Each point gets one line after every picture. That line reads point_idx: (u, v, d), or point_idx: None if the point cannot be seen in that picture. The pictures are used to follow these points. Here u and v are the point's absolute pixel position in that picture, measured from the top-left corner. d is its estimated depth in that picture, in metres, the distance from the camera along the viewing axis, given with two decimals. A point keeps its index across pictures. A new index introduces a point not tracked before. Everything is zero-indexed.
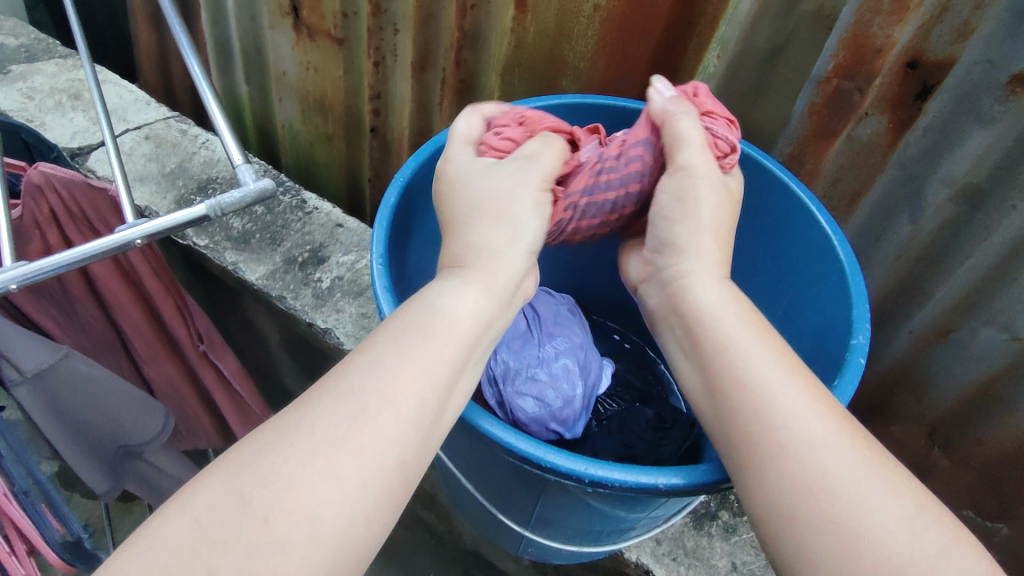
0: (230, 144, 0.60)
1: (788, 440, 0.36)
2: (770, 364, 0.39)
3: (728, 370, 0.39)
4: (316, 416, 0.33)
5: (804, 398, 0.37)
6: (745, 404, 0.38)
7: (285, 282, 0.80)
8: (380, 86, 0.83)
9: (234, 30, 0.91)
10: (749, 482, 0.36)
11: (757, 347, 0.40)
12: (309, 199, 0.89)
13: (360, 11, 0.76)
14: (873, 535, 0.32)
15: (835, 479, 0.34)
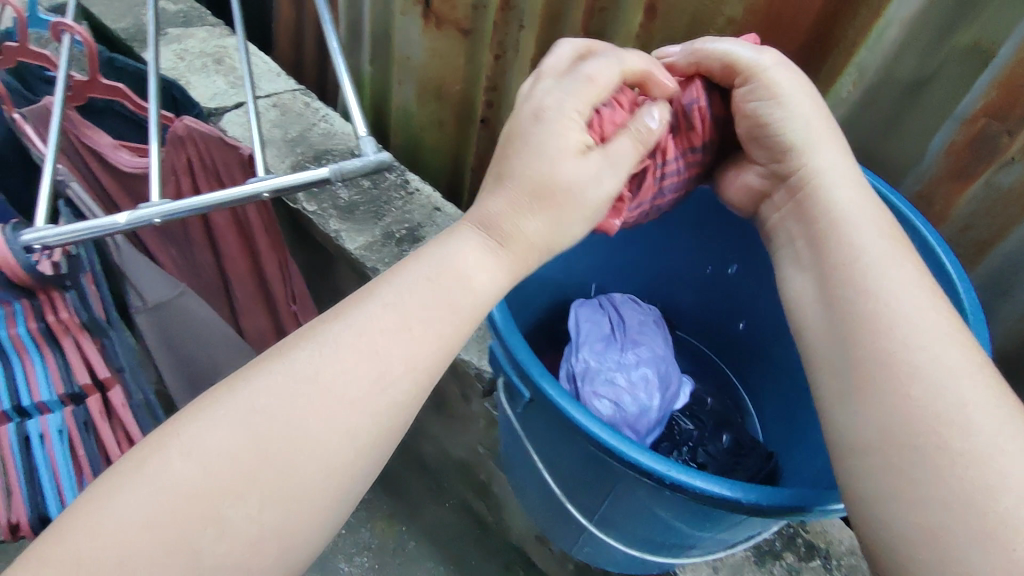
0: (356, 116, 0.63)
1: (917, 359, 0.39)
2: (909, 296, 0.42)
3: (859, 285, 0.43)
4: (293, 377, 0.37)
5: (933, 324, 0.40)
6: (875, 323, 0.41)
7: (382, 255, 0.84)
8: (496, 80, 0.85)
9: (367, 13, 0.96)
10: (868, 395, 0.39)
11: (903, 274, 0.43)
12: (412, 179, 0.93)
13: (489, 5, 0.79)
14: (983, 482, 0.34)
15: (962, 425, 0.36)
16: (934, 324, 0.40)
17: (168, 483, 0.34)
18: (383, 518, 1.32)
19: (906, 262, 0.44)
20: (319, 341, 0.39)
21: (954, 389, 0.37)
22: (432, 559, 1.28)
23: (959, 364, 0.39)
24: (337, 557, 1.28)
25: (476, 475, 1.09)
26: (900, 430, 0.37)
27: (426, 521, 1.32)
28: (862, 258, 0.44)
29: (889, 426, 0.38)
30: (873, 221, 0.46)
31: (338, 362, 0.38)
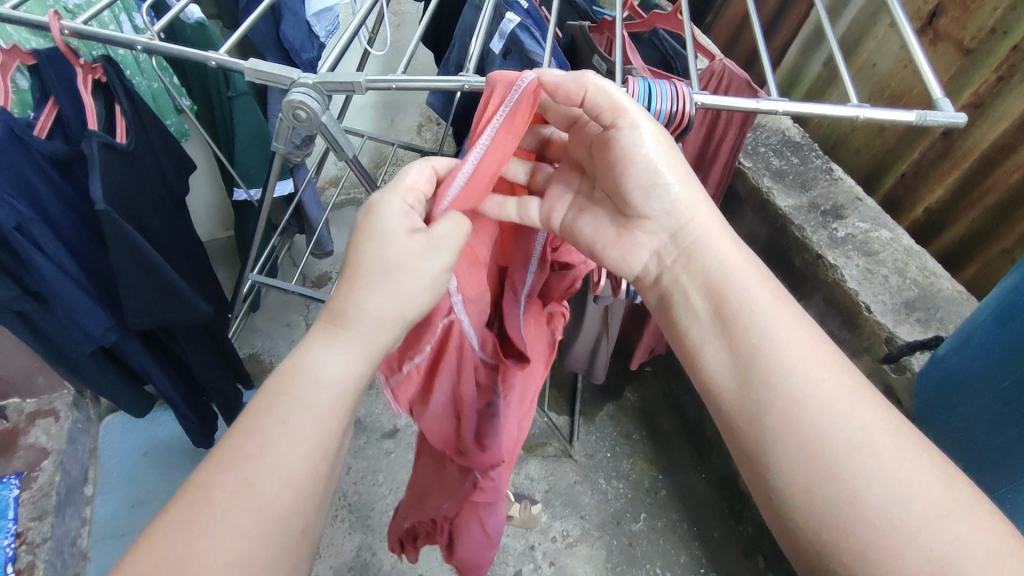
0: (923, 67, 0.70)
1: (850, 465, 0.45)
2: (834, 397, 0.48)
3: (806, 395, 0.49)
4: (188, 531, 0.43)
5: (851, 411, 0.47)
6: (821, 432, 0.47)
7: (807, 219, 0.98)
8: (986, 99, 0.90)
9: (846, 20, 1.10)
10: (803, 502, 0.46)
11: (826, 376, 0.49)
12: (837, 169, 1.06)
13: (1011, 32, 0.86)
14: (869, 482, 0.44)
15: (875, 476, 0.44)
16: (827, 388, 0.49)
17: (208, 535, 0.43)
18: (645, 460, 1.46)
19: (831, 359, 0.51)
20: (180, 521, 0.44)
21: (847, 438, 0.46)
22: (680, 513, 1.38)
23: (854, 410, 0.48)
24: (600, 473, 1.44)
25: None
26: (818, 489, 0.46)
27: (683, 481, 1.42)
28: (787, 360, 0.50)
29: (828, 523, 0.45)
30: (779, 309, 0.53)
31: (237, 492, 0.45)
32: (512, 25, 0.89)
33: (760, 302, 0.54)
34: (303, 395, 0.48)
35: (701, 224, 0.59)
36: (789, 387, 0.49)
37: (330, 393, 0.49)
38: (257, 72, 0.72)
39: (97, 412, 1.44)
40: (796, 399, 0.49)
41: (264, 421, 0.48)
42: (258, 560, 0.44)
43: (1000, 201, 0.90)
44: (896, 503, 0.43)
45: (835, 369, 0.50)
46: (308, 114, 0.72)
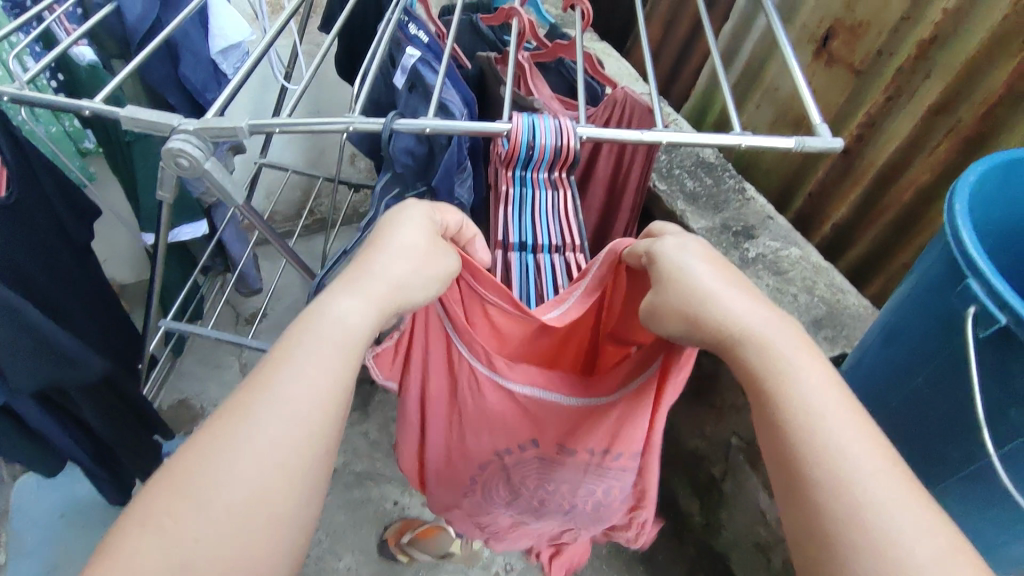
0: (804, 91, 0.71)
1: (843, 467, 0.41)
2: (829, 404, 0.45)
3: (800, 401, 0.45)
4: (201, 473, 0.42)
5: (850, 422, 0.44)
6: (806, 429, 0.43)
7: (720, 240, 0.99)
8: (877, 117, 0.93)
9: (749, 45, 1.13)
10: (802, 498, 0.42)
11: (827, 388, 0.45)
12: (749, 189, 1.08)
13: (895, 54, 0.89)
14: (865, 489, 0.40)
15: (881, 497, 0.40)
16: (836, 411, 0.44)
17: (223, 486, 0.41)
18: None
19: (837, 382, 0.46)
20: (191, 470, 0.42)
21: (836, 429, 0.43)
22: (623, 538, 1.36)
23: (840, 408, 0.44)
24: None
25: (707, 468, 1.19)
26: (829, 502, 0.41)
27: None
28: (797, 372, 0.46)
29: (821, 525, 0.41)
30: (780, 328, 0.49)
31: (263, 444, 0.43)
32: (413, 60, 0.89)
33: (758, 309, 0.50)
34: (309, 348, 0.48)
35: (730, 282, 0.52)
36: (777, 385, 0.46)
37: (340, 331, 0.49)
38: (133, 121, 0.69)
39: (9, 472, 1.36)
40: (787, 397, 0.45)
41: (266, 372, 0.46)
42: (271, 508, 0.42)
43: (897, 218, 0.93)
44: (893, 511, 0.39)
45: (841, 397, 0.45)
46: (189, 161, 0.69)
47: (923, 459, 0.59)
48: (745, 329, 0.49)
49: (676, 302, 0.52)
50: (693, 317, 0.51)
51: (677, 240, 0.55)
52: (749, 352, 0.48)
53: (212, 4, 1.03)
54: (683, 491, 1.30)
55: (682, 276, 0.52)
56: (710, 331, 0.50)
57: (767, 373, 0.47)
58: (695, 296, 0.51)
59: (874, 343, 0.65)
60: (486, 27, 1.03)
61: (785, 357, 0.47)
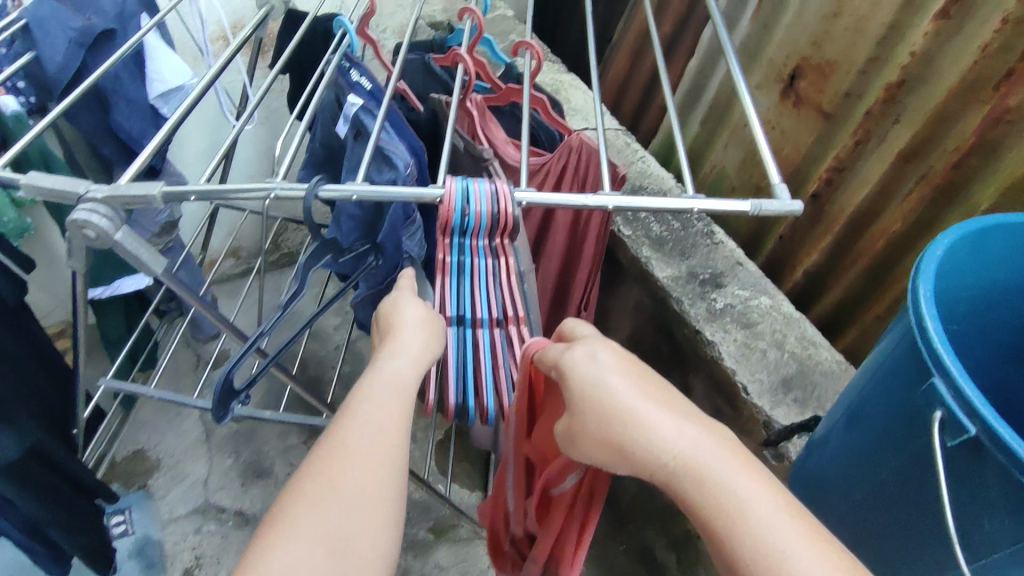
0: (763, 148, 0.67)
1: None
2: (783, 526, 0.40)
3: (749, 533, 0.40)
4: (328, 475, 0.49)
5: (810, 545, 0.39)
6: (763, 566, 0.39)
7: (686, 290, 0.94)
8: (847, 162, 0.89)
9: (716, 82, 1.09)
10: None
11: (775, 508, 0.41)
12: (717, 232, 1.03)
13: (864, 96, 0.86)
14: None
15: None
16: (795, 544, 0.39)
17: (346, 481, 0.49)
18: None
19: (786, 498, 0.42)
20: (313, 476, 0.49)
21: (797, 560, 0.38)
22: None
23: (795, 530, 0.40)
24: None
25: (682, 523, 1.13)
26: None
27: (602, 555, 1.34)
28: (747, 502, 0.41)
29: None
30: (718, 445, 0.45)
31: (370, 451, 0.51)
32: (354, 108, 0.83)
33: (678, 425, 0.45)
34: (381, 385, 0.55)
35: (637, 389, 0.48)
36: (721, 517, 0.41)
37: (398, 374, 0.57)
38: (36, 189, 0.64)
39: None
40: (734, 532, 0.40)
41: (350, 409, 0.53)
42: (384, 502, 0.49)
43: (871, 267, 0.89)
44: None
45: (796, 518, 0.41)
46: (97, 233, 0.64)
47: (891, 557, 0.54)
48: (680, 457, 0.44)
49: (597, 431, 0.48)
50: (618, 446, 0.47)
51: (588, 349, 0.52)
52: (683, 479, 0.43)
53: (150, 47, 0.99)
54: (659, 545, 1.23)
55: (595, 392, 0.49)
56: (642, 462, 0.46)
57: (715, 509, 0.42)
58: (615, 422, 0.47)
59: (839, 424, 0.60)
60: (440, 67, 0.99)
61: (722, 482, 0.42)
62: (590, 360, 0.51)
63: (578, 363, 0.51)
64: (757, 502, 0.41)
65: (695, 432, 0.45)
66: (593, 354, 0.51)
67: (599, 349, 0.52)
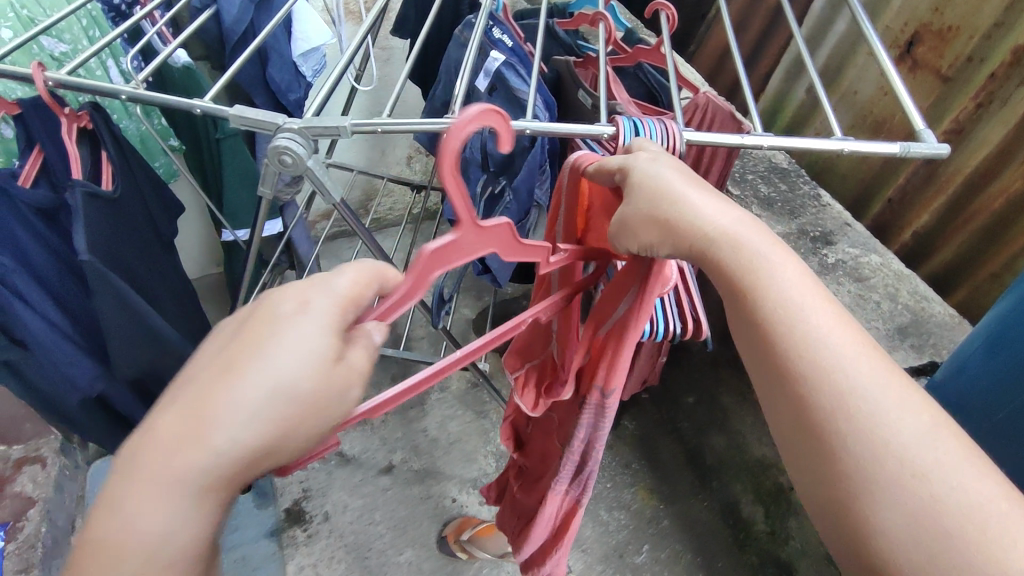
0: (906, 96, 0.70)
1: (847, 386, 0.42)
2: (823, 316, 0.45)
3: (793, 316, 0.45)
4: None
5: (851, 339, 0.44)
6: (801, 347, 0.44)
7: (797, 246, 0.98)
8: (966, 124, 0.91)
9: (826, 50, 1.12)
10: (815, 418, 0.42)
11: (818, 302, 0.45)
12: (825, 195, 1.06)
13: (988, 59, 0.87)
14: (870, 408, 0.41)
15: (860, 382, 0.42)
16: (827, 325, 0.44)
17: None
18: (646, 489, 1.41)
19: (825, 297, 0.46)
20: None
21: (832, 345, 0.43)
22: (682, 543, 1.35)
23: (837, 325, 0.44)
24: (599, 504, 1.41)
25: (775, 476, 1.19)
26: (822, 402, 0.42)
27: (685, 510, 1.39)
28: (773, 269, 0.47)
29: (838, 447, 0.41)
30: (751, 224, 0.50)
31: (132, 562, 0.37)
32: (497, 63, 0.90)
33: (729, 217, 0.50)
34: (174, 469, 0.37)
35: (693, 188, 0.52)
36: (769, 302, 0.46)
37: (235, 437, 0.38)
38: (241, 119, 0.72)
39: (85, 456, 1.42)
40: (775, 312, 0.45)
41: (93, 574, 0.37)
42: None
43: (988, 225, 0.92)
44: (896, 424, 0.40)
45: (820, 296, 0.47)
46: (293, 159, 0.72)
47: None
48: (719, 229, 0.49)
49: (645, 209, 0.52)
50: (667, 218, 0.51)
51: (650, 152, 0.55)
52: (729, 258, 0.48)
53: (298, 10, 1.05)
54: (748, 498, 1.29)
55: (654, 182, 0.52)
56: (687, 232, 0.50)
57: (741, 272, 0.47)
58: (664, 202, 0.51)
59: (979, 352, 0.67)
60: (562, 30, 1.03)
61: (768, 270, 0.47)
62: (648, 161, 0.54)
63: (634, 163, 0.54)
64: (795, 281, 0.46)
65: (740, 224, 0.49)
66: (650, 159, 0.54)
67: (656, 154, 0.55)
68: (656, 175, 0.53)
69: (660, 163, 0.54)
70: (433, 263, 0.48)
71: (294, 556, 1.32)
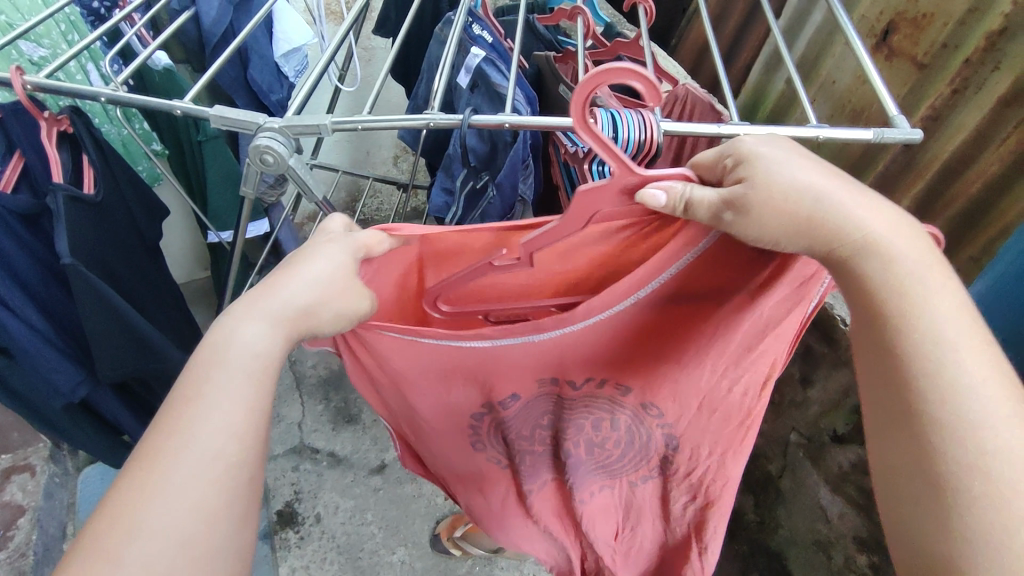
0: (878, 83, 0.71)
1: (976, 421, 0.45)
2: (967, 352, 0.47)
3: (941, 344, 0.47)
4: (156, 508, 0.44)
5: (994, 381, 0.46)
6: (942, 377, 0.46)
7: None
8: (943, 110, 0.92)
9: (804, 41, 1.13)
10: (941, 441, 0.45)
11: (965, 335, 0.47)
12: None
13: (962, 46, 0.89)
14: (993, 449, 0.44)
15: (987, 419, 0.45)
16: (973, 361, 0.47)
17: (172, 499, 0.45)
18: None
19: (972, 332, 0.48)
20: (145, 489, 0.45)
21: (972, 378, 0.46)
22: None
23: (981, 364, 0.47)
24: None
25: (763, 465, 1.20)
26: (940, 419, 0.46)
27: None
28: (924, 297, 0.48)
29: (963, 475, 0.44)
30: (905, 239, 0.49)
31: (194, 476, 0.46)
32: (478, 59, 0.90)
33: (877, 230, 0.49)
34: (221, 387, 0.49)
35: (840, 194, 0.49)
36: (919, 327, 0.47)
37: (247, 365, 0.50)
38: (221, 119, 0.72)
39: (75, 465, 1.41)
40: (925, 334, 0.47)
41: (205, 364, 0.49)
42: (217, 500, 0.46)
43: (966, 209, 0.93)
44: (1016, 473, 0.43)
45: (965, 322, 0.48)
46: (275, 158, 0.72)
47: None
48: (870, 240, 0.48)
49: (774, 213, 0.47)
50: (814, 222, 0.48)
51: (769, 140, 0.50)
52: (867, 271, 0.49)
53: (279, 10, 1.05)
54: (736, 487, 1.30)
55: (791, 185, 0.48)
56: (836, 237, 0.49)
57: (887, 293, 0.48)
58: (810, 202, 0.48)
59: None
60: (543, 26, 1.03)
61: (917, 294, 0.48)
62: (787, 156, 0.49)
63: (771, 159, 0.48)
64: (941, 303, 0.48)
65: (878, 240, 0.49)
66: (789, 154, 0.49)
67: (786, 146, 0.50)
68: (795, 178, 0.48)
69: (791, 156, 0.50)
70: (583, 205, 0.50)
71: (287, 558, 1.32)
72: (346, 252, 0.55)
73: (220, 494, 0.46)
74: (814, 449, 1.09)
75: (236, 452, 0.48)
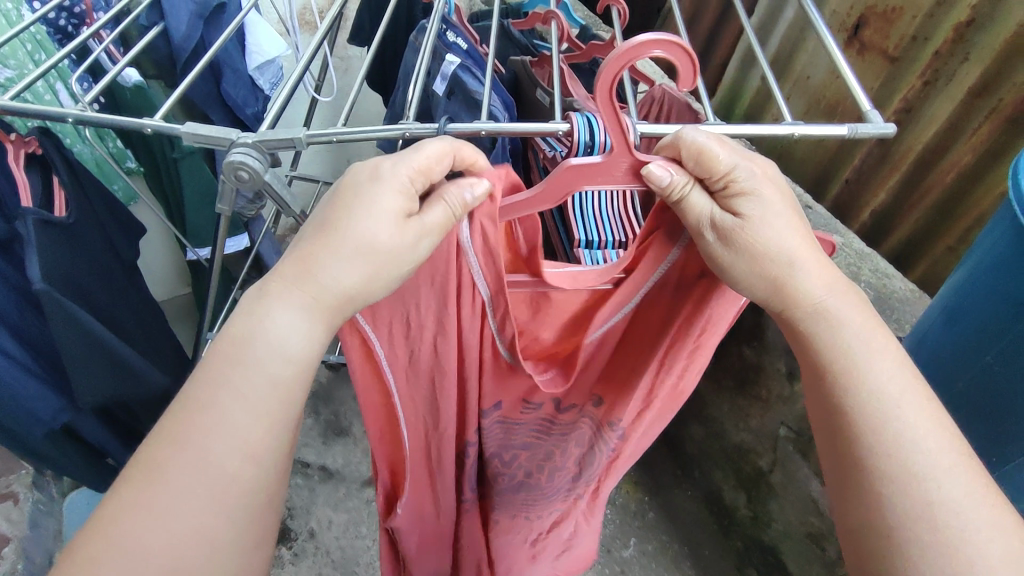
0: (850, 79, 0.72)
1: (916, 468, 0.49)
2: (902, 400, 0.52)
3: (874, 399, 0.52)
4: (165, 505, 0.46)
5: (928, 425, 0.51)
6: (879, 427, 0.51)
7: None
8: (915, 102, 0.93)
9: (778, 37, 1.14)
10: (882, 491, 0.49)
11: (902, 388, 0.52)
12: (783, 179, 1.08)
13: (931, 39, 0.89)
14: (932, 491, 0.48)
15: (923, 463, 0.49)
16: (909, 410, 0.51)
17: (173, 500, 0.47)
18: (630, 482, 1.44)
19: (912, 382, 0.53)
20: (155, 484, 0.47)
21: (905, 427, 0.50)
22: (669, 534, 1.37)
23: (917, 412, 0.51)
24: None
25: (754, 460, 1.21)
26: (880, 464, 0.50)
27: (670, 501, 1.40)
28: (866, 357, 0.53)
29: (900, 516, 0.48)
30: (850, 304, 0.54)
31: (200, 475, 0.48)
32: (453, 67, 0.90)
33: (824, 293, 0.54)
34: (248, 381, 0.50)
35: (800, 248, 0.54)
36: (857, 382, 0.52)
37: (281, 356, 0.50)
38: (194, 136, 0.71)
39: (59, 490, 1.38)
40: (861, 389, 0.52)
41: (228, 358, 0.50)
42: (220, 501, 0.48)
43: (941, 199, 0.94)
44: (956, 508, 0.48)
45: (907, 374, 0.53)
46: (250, 174, 0.71)
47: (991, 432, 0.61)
48: (818, 303, 0.54)
49: (746, 265, 0.53)
50: (780, 281, 0.54)
51: (770, 177, 0.54)
52: (814, 327, 0.54)
53: (250, 23, 1.04)
54: (728, 483, 1.30)
55: (764, 242, 0.52)
56: (790, 296, 0.54)
57: (833, 354, 0.53)
58: (769, 263, 0.53)
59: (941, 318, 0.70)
60: (517, 30, 1.03)
61: (857, 347, 0.53)
62: (775, 194, 0.53)
63: (758, 195, 0.52)
64: (884, 355, 0.53)
65: (828, 296, 0.54)
66: (774, 195, 0.53)
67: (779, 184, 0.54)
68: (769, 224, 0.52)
69: (776, 197, 0.53)
70: (573, 178, 0.52)
71: None
72: (392, 208, 0.50)
73: (228, 484, 0.49)
74: (803, 442, 1.10)
75: (256, 443, 0.50)
